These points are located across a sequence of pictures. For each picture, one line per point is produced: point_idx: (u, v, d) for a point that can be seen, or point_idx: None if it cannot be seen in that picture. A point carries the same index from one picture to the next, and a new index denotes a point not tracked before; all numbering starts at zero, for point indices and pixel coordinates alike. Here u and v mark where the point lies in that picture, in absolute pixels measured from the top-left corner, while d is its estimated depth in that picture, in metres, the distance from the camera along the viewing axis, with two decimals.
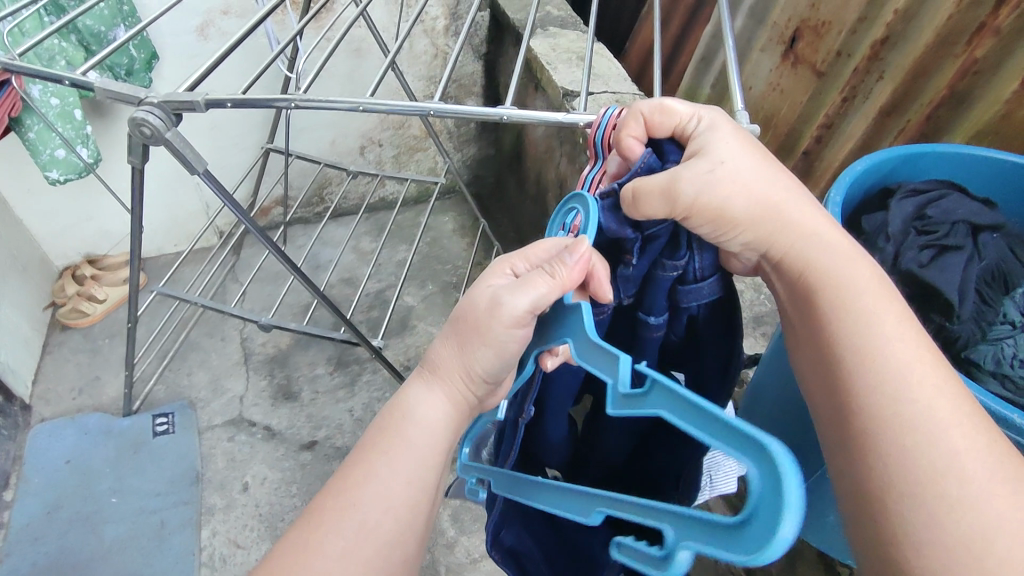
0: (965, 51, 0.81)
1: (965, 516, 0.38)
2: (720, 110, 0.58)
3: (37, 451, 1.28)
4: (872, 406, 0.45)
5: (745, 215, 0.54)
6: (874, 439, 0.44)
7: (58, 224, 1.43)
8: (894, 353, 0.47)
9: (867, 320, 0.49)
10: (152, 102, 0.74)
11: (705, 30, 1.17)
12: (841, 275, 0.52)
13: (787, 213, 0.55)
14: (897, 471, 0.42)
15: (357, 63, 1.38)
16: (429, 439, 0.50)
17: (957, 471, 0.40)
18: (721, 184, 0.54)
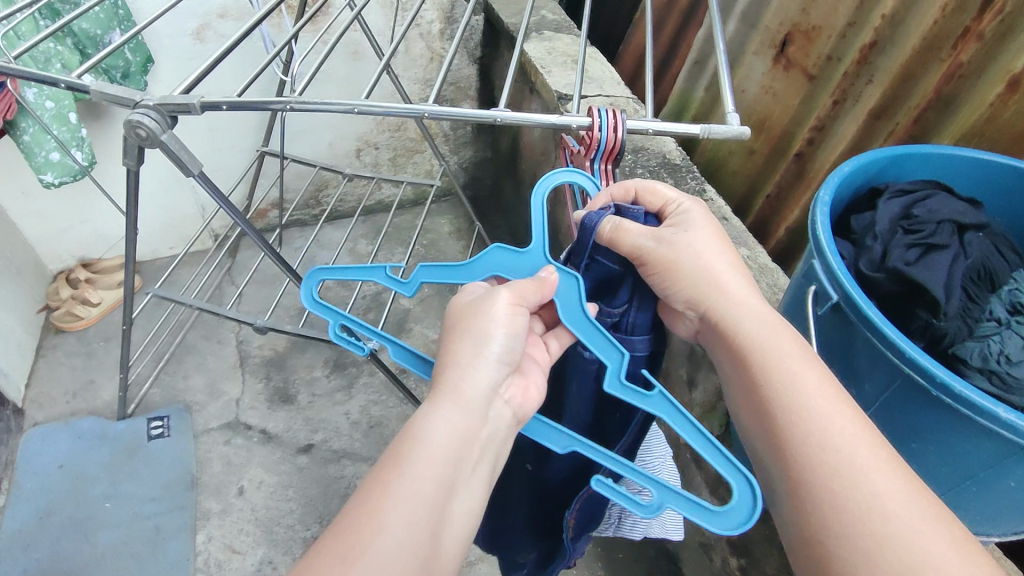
0: (951, 55, 0.82)
1: (896, 548, 0.46)
2: (699, 204, 0.66)
3: (29, 456, 1.28)
4: (806, 462, 0.51)
5: (691, 277, 0.61)
6: (814, 490, 0.50)
7: (52, 228, 1.43)
8: (820, 411, 0.53)
9: (794, 382, 0.55)
10: (148, 104, 0.75)
11: (699, 34, 1.18)
12: (770, 339, 0.57)
13: (723, 284, 0.61)
14: (834, 513, 0.49)
15: (353, 67, 1.39)
16: (453, 458, 0.50)
17: (882, 510, 0.47)
18: (683, 251, 0.62)
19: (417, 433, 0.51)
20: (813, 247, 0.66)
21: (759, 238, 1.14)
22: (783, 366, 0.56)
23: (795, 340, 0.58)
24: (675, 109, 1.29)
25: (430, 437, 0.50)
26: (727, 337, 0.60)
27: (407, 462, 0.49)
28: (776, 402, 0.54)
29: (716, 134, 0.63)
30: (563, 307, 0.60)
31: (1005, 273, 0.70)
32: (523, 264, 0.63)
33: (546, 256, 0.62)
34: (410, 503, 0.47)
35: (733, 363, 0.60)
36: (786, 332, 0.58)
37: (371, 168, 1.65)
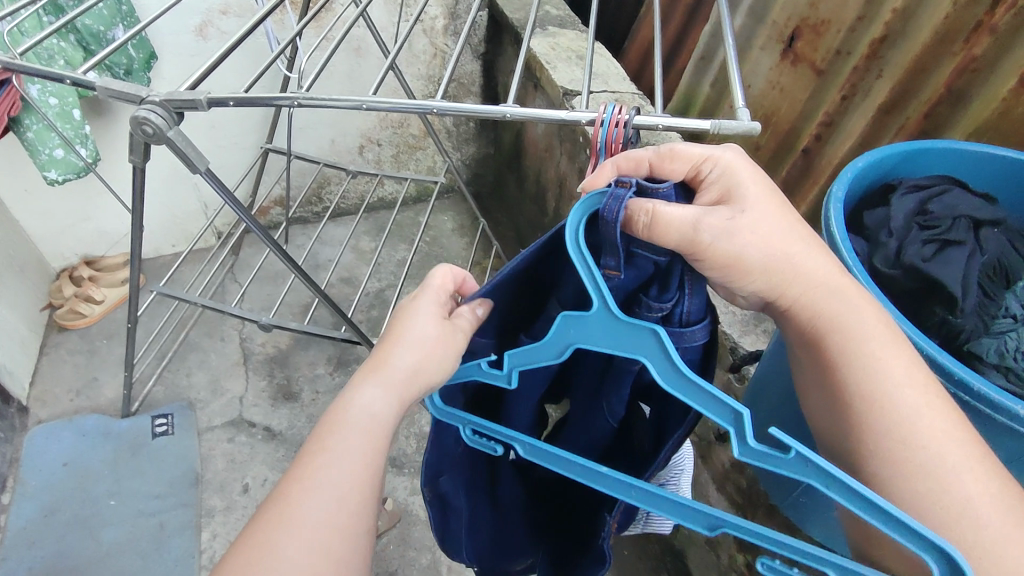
0: (964, 49, 0.82)
1: (985, 552, 0.47)
2: (734, 150, 0.57)
3: (34, 454, 1.28)
4: (892, 457, 0.51)
5: (758, 260, 0.54)
6: (900, 487, 0.50)
7: (55, 226, 1.43)
8: (908, 402, 0.52)
9: (876, 370, 0.54)
10: (154, 100, 0.74)
11: (704, 29, 1.18)
12: (852, 322, 0.55)
13: (796, 260, 0.56)
14: (922, 512, 0.49)
15: (356, 63, 1.38)
16: (374, 419, 0.54)
17: (973, 514, 0.48)
18: (743, 232, 0.53)
19: (347, 404, 0.54)
20: (826, 242, 0.66)
21: None
22: (869, 353, 0.54)
23: (878, 318, 0.56)
24: (680, 104, 1.29)
25: (360, 406, 0.54)
26: (799, 319, 0.57)
27: (337, 433, 0.53)
28: (860, 393, 0.54)
29: (728, 129, 0.62)
30: (656, 372, 0.48)
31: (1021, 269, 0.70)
32: (598, 327, 0.49)
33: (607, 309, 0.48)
34: (342, 473, 0.52)
35: (808, 342, 0.58)
36: (869, 310, 0.56)
37: (373, 166, 1.64)
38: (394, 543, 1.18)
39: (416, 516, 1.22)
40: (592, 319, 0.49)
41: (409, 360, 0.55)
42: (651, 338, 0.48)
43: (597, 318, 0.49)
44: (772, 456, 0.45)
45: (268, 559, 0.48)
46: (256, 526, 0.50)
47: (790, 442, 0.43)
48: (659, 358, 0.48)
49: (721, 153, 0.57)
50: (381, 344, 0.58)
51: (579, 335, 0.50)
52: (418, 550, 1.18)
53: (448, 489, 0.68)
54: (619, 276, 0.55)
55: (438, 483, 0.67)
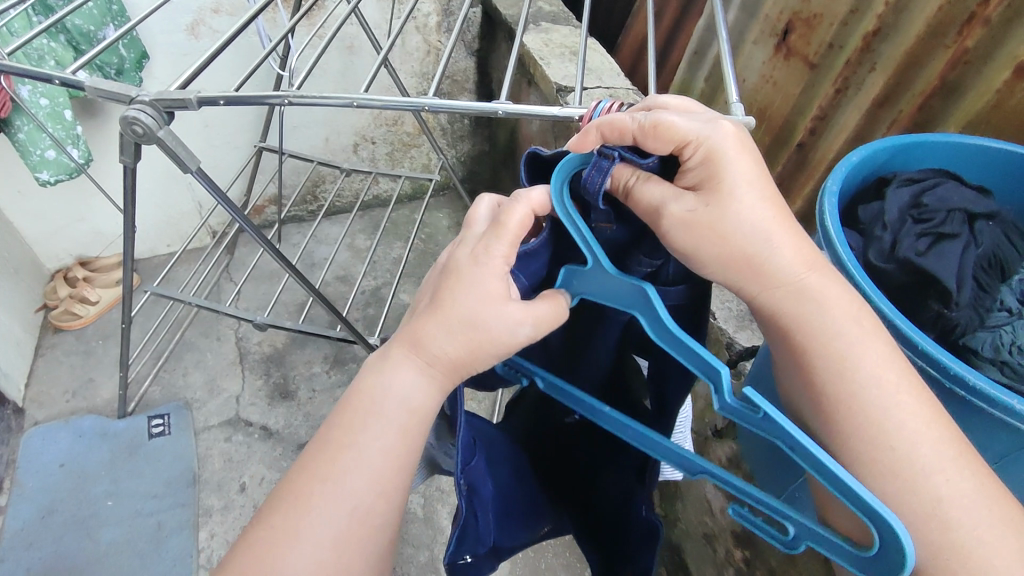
0: (956, 42, 0.81)
1: (954, 551, 0.47)
2: (724, 129, 0.53)
3: (30, 456, 1.27)
4: (864, 454, 0.51)
5: (727, 248, 0.53)
6: (874, 485, 0.50)
7: (49, 227, 1.42)
8: (877, 398, 0.52)
9: (846, 365, 0.53)
10: (144, 100, 0.74)
11: (698, 24, 1.17)
12: (821, 318, 0.54)
13: (764, 256, 0.54)
14: (896, 511, 0.49)
15: (349, 61, 1.37)
16: (406, 411, 0.52)
17: (943, 513, 0.48)
18: (711, 226, 0.52)
19: (376, 392, 0.53)
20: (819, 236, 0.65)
21: None
22: (841, 348, 0.54)
23: (849, 310, 0.55)
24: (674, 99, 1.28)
25: (386, 395, 0.52)
26: (768, 312, 0.56)
27: (364, 427, 0.52)
28: (831, 389, 0.53)
29: None
30: (649, 329, 0.51)
31: (1016, 262, 0.69)
32: (595, 278, 0.54)
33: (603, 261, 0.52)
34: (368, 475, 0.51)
35: (781, 338, 0.57)
36: (843, 301, 0.55)
37: (368, 163, 1.64)
38: None
39: (414, 514, 1.22)
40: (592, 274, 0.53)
41: (452, 347, 0.52)
42: (640, 292, 0.51)
43: (592, 270, 0.53)
44: (746, 414, 0.47)
45: (288, 554, 0.49)
46: (274, 513, 0.51)
47: (760, 403, 0.44)
48: (649, 313, 0.51)
49: (709, 130, 0.52)
50: (419, 314, 0.54)
51: (586, 287, 0.55)
52: (416, 548, 1.18)
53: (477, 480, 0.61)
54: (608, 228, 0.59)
55: (470, 472, 0.59)
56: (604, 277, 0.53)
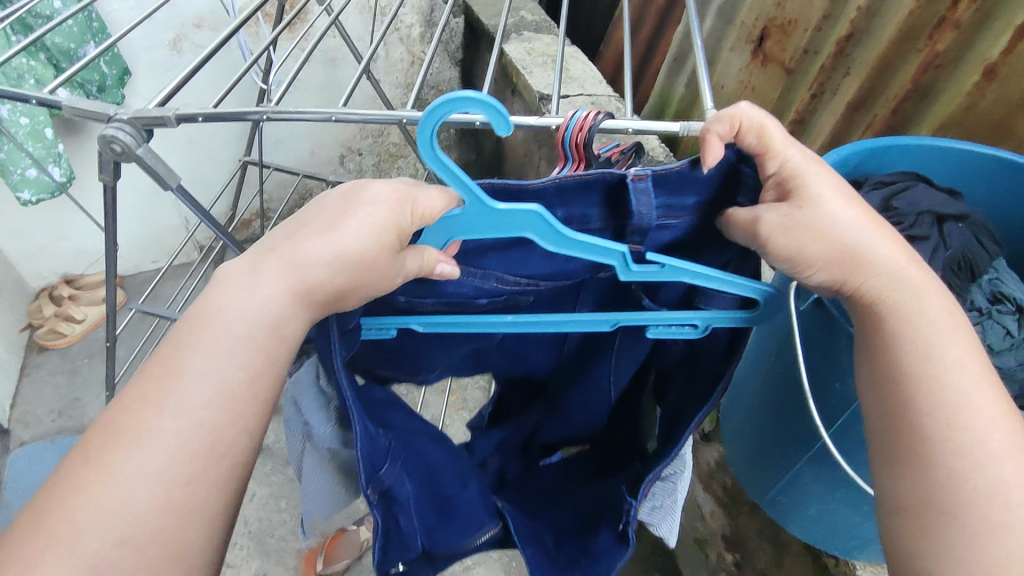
0: (927, 46, 0.83)
1: (1000, 533, 0.43)
2: (804, 149, 0.50)
3: (16, 477, 1.26)
4: (932, 437, 0.45)
5: (820, 259, 0.48)
6: (930, 464, 0.45)
7: (32, 247, 1.41)
8: (961, 391, 0.46)
9: (932, 354, 0.47)
10: (121, 118, 0.73)
11: (677, 30, 1.18)
12: (910, 306, 0.48)
13: (859, 253, 0.49)
14: (942, 492, 0.44)
15: (332, 74, 1.38)
16: (264, 331, 0.44)
17: (1003, 495, 0.43)
18: (801, 232, 0.48)
19: (234, 313, 0.43)
20: None
21: None
22: (930, 338, 0.48)
23: (942, 305, 0.49)
24: (656, 105, 1.29)
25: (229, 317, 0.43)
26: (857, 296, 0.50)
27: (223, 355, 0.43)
28: (915, 371, 0.47)
29: (697, 131, 0.61)
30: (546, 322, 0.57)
31: (985, 262, 0.70)
32: (481, 221, 0.49)
33: (485, 202, 0.47)
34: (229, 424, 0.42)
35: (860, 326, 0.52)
36: (936, 296, 0.49)
37: (355, 175, 1.64)
38: None
39: None
40: (470, 214, 0.49)
41: (329, 276, 0.45)
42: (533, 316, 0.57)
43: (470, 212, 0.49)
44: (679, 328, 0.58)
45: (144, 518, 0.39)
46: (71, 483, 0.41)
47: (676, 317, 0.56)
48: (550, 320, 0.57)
49: (791, 147, 0.50)
50: (308, 227, 0.46)
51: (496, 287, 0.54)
52: None
53: (391, 481, 0.59)
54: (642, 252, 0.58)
55: (382, 477, 0.57)
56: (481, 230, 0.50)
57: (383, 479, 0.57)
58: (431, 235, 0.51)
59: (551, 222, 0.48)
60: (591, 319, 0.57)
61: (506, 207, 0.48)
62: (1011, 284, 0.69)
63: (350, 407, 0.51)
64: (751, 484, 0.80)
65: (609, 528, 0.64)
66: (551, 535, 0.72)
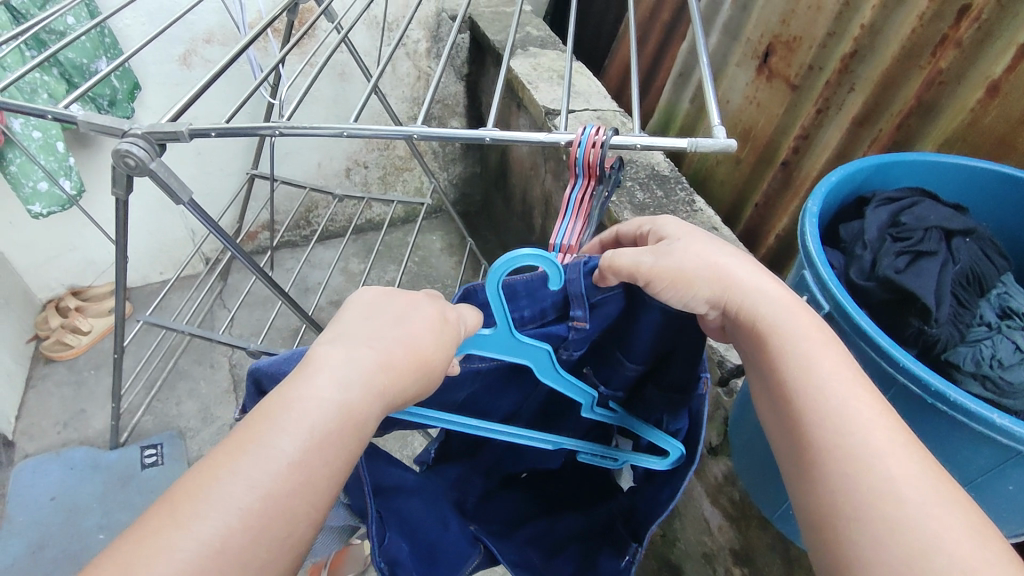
0: (930, 63, 0.84)
1: (907, 533, 0.40)
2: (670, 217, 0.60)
3: (19, 490, 1.26)
4: (822, 440, 0.45)
5: (699, 273, 0.53)
6: (824, 471, 0.44)
7: (40, 258, 1.42)
8: (835, 390, 0.47)
9: (803, 360, 0.49)
10: (136, 133, 0.74)
11: (682, 47, 1.19)
12: (774, 312, 0.52)
13: (734, 274, 0.54)
14: (860, 509, 0.42)
15: (340, 88, 1.39)
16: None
17: (895, 492, 0.41)
18: (680, 255, 0.54)
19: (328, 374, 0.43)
20: (804, 257, 0.64)
21: (751, 244, 1.14)
22: (793, 343, 0.50)
23: (811, 320, 0.52)
24: (661, 120, 1.30)
25: (292, 392, 0.42)
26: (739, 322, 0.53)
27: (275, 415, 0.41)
28: (791, 381, 0.49)
29: (704, 147, 0.62)
30: (500, 433, 0.62)
31: (993, 277, 0.71)
32: (496, 344, 0.55)
33: (512, 333, 0.54)
34: (241, 468, 0.39)
35: (763, 352, 0.51)
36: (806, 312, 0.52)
37: (361, 188, 1.65)
38: None
39: None
40: (494, 338, 0.55)
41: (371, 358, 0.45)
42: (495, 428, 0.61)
43: (494, 337, 0.55)
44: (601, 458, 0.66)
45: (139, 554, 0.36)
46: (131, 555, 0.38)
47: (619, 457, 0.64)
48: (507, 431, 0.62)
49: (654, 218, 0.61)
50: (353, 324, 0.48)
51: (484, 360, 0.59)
52: None
53: (392, 552, 0.62)
54: (584, 327, 0.60)
55: (387, 546, 0.61)
56: (499, 350, 0.56)
57: (389, 550, 0.61)
58: (462, 347, 0.55)
59: (553, 359, 0.56)
60: (541, 437, 0.63)
61: (527, 343, 0.55)
62: (1019, 298, 0.70)
63: (368, 487, 0.54)
64: (765, 499, 0.79)
65: (608, 556, 0.68)
66: (536, 553, 0.72)
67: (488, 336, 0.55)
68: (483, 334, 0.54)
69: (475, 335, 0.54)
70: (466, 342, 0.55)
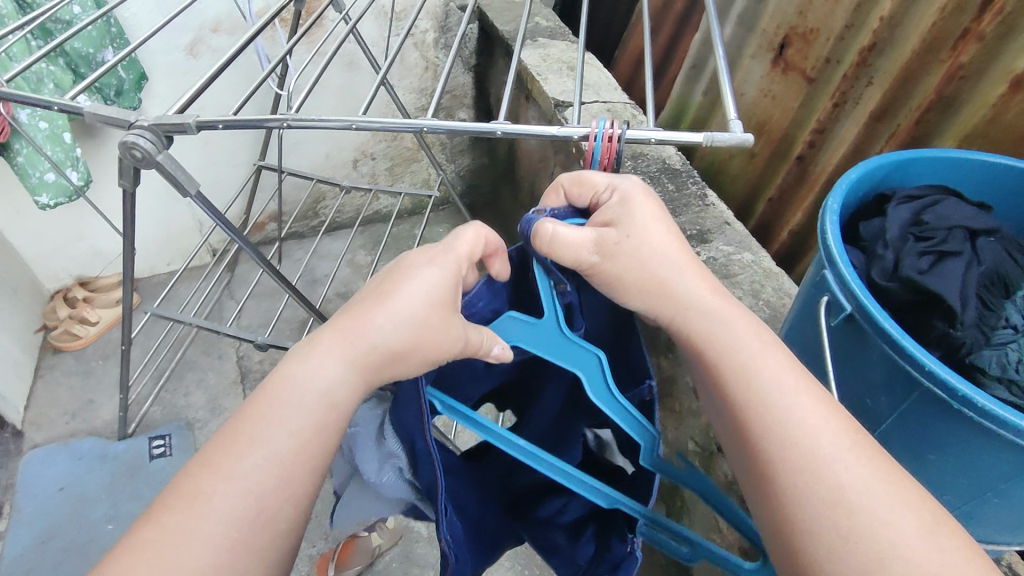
0: (951, 56, 0.82)
1: (864, 544, 0.39)
2: (634, 181, 0.57)
3: (28, 480, 1.26)
4: (771, 457, 0.44)
5: (637, 283, 0.54)
6: (771, 468, 0.44)
7: (48, 248, 1.42)
8: (770, 384, 0.47)
9: (737, 358, 0.49)
10: (143, 125, 0.73)
11: (695, 38, 1.17)
12: (716, 324, 0.52)
13: (671, 282, 0.54)
14: (805, 500, 0.42)
15: (347, 79, 1.38)
16: (325, 406, 0.47)
17: (847, 501, 0.41)
18: (627, 257, 0.54)
19: (290, 380, 0.47)
20: (824, 257, 0.63)
21: (763, 239, 1.13)
22: (728, 342, 0.50)
23: (749, 328, 0.51)
24: (673, 113, 1.28)
25: None
26: (683, 336, 0.53)
27: None
28: (738, 401, 0.47)
29: (720, 142, 0.61)
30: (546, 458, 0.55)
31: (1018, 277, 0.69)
32: (540, 335, 0.55)
33: (561, 329, 0.54)
34: None
35: (694, 348, 0.52)
36: (738, 315, 0.52)
37: (368, 179, 1.65)
38: (397, 560, 1.20)
39: (418, 533, 1.23)
40: (542, 328, 0.54)
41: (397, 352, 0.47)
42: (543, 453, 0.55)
43: (541, 324, 0.54)
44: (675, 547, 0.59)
45: None
46: None
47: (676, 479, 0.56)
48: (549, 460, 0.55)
49: (620, 181, 0.57)
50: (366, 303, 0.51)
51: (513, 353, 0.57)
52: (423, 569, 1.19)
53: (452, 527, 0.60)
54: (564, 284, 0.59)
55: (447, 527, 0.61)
56: (545, 346, 0.55)
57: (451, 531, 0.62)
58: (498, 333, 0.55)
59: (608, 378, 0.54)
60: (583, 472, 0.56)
61: (579, 344, 0.54)
62: None
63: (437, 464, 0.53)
64: None
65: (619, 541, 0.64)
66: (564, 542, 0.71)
67: (535, 322, 0.54)
68: (522, 318, 0.55)
69: (517, 318, 0.55)
70: (512, 314, 0.55)
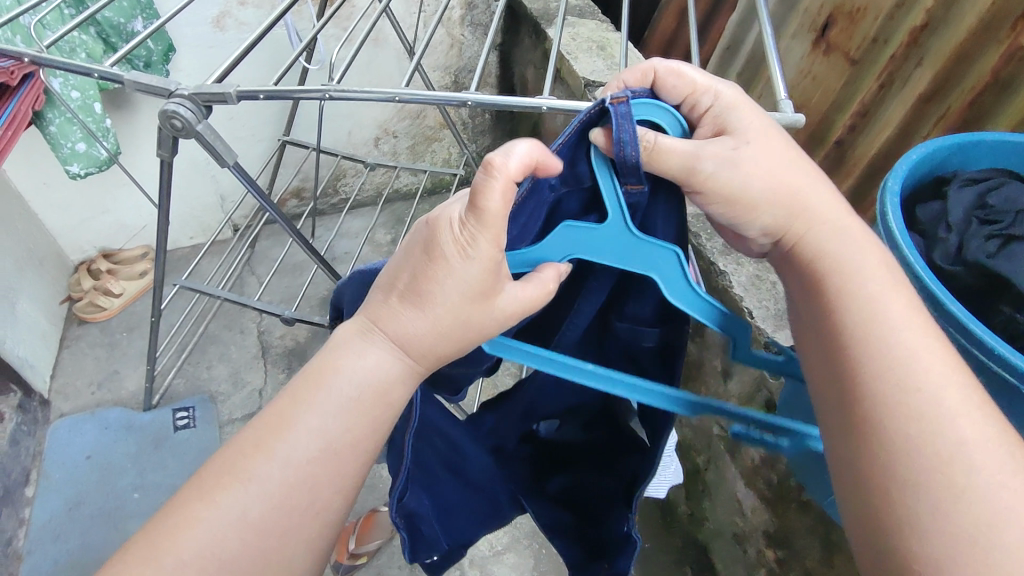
0: (1009, 37, 0.79)
1: (968, 505, 0.39)
2: (736, 88, 0.53)
3: (56, 448, 1.28)
4: (879, 407, 0.43)
5: (734, 202, 0.50)
6: (876, 417, 0.43)
7: (74, 219, 1.43)
8: (895, 329, 0.46)
9: (870, 298, 0.47)
10: (183, 94, 0.73)
11: (732, 18, 1.16)
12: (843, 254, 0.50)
13: (795, 205, 0.51)
14: (907, 457, 0.41)
15: (374, 54, 1.37)
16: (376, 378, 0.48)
17: (961, 460, 0.40)
18: (734, 171, 0.50)
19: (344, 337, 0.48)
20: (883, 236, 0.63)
21: None
22: (856, 279, 0.48)
23: (880, 261, 0.50)
24: None
25: None
26: (798, 260, 0.51)
27: None
28: (856, 336, 0.46)
29: (772, 121, 0.60)
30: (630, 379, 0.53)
31: None
32: (608, 242, 0.51)
33: (629, 230, 0.50)
34: None
35: (811, 282, 0.50)
36: (872, 252, 0.50)
37: (390, 157, 1.64)
38: None
39: None
40: (605, 234, 0.50)
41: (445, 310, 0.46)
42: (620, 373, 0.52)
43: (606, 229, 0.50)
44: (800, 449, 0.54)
45: None
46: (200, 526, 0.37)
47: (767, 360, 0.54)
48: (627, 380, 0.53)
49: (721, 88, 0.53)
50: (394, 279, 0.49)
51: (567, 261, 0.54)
52: None
53: (415, 507, 0.68)
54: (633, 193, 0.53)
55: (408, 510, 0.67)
56: (608, 251, 0.51)
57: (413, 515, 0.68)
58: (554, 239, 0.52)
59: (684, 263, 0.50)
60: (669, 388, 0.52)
61: (646, 242, 0.50)
62: None
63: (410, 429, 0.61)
64: None
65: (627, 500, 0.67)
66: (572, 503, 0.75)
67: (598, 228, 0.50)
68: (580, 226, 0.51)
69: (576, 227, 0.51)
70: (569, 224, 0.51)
